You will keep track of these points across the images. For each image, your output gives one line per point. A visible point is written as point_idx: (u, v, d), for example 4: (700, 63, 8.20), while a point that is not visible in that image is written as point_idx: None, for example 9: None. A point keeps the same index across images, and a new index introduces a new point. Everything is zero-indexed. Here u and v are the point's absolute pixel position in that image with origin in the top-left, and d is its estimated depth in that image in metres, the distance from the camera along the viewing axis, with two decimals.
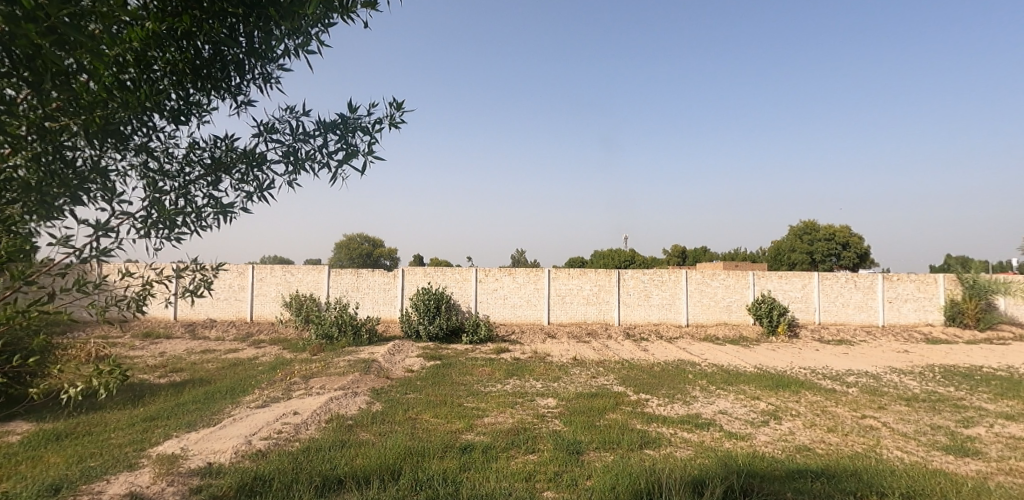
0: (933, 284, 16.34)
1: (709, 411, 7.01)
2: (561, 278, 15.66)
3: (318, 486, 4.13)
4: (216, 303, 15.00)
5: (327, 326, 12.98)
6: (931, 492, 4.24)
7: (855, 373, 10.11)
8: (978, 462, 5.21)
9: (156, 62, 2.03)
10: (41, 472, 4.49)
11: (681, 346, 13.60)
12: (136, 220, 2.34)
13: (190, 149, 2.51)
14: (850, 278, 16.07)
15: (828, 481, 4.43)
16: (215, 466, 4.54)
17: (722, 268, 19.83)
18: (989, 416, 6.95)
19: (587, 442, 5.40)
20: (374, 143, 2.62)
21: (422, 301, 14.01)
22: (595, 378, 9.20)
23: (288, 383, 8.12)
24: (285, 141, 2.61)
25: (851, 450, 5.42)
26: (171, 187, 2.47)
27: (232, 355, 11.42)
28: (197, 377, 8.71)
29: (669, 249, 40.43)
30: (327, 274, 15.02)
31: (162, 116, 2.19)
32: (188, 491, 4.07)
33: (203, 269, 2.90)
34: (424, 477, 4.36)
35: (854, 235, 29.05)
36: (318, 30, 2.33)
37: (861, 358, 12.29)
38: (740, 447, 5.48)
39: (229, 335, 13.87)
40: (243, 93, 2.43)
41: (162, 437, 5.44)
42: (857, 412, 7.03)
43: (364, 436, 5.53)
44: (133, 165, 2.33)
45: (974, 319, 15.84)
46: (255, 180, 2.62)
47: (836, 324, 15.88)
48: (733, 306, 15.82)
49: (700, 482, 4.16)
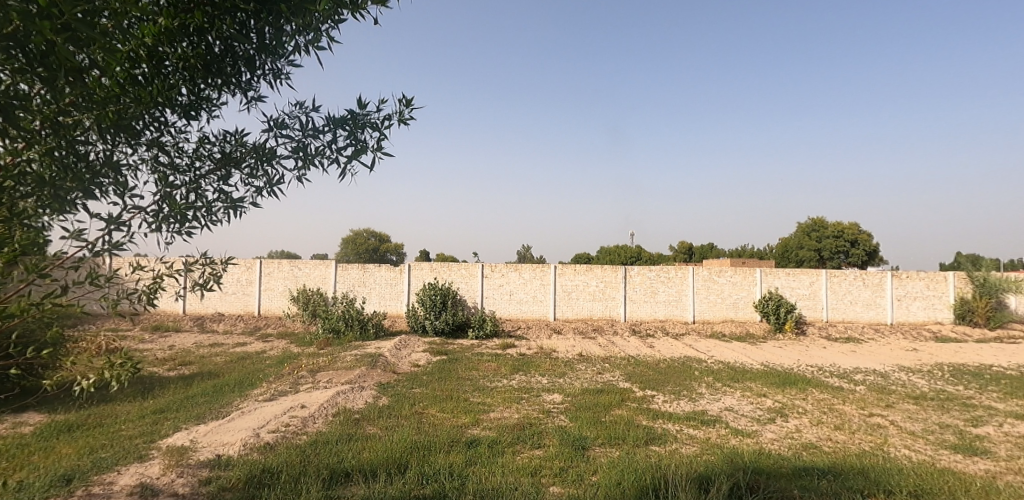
0: (943, 282, 16.19)
1: (715, 408, 6.99)
2: (568, 274, 15.63)
3: (326, 479, 4.16)
4: (224, 297, 15.11)
5: (334, 320, 13.06)
6: (940, 491, 4.22)
7: (863, 371, 10.07)
8: (987, 461, 5.17)
9: (168, 58, 2.02)
10: (55, 462, 4.57)
11: (687, 343, 13.61)
12: (147, 214, 2.36)
13: (200, 144, 2.52)
14: (859, 276, 15.92)
15: (835, 479, 4.42)
16: (224, 458, 4.59)
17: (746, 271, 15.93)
18: (999, 416, 6.89)
19: (593, 438, 5.42)
20: (383, 140, 2.63)
21: (428, 296, 14.08)
22: (600, 374, 9.20)
23: (296, 377, 8.17)
24: (295, 136, 2.61)
25: (858, 448, 5.40)
26: (182, 182, 2.49)
27: (240, 349, 11.49)
28: (206, 370, 8.80)
29: (675, 247, 40.62)
30: (334, 269, 15.09)
31: (174, 111, 2.21)
32: (198, 482, 4.11)
33: (212, 262, 2.90)
34: (431, 471, 4.40)
35: (863, 232, 28.74)
36: (328, 26, 2.34)
37: (868, 355, 12.27)
38: (747, 443, 5.48)
39: (237, 329, 14.01)
40: (253, 89, 2.43)
41: (172, 430, 5.49)
42: (865, 411, 6.98)
43: (371, 430, 5.57)
44: (144, 159, 2.34)
45: (984, 317, 15.71)
46: (265, 175, 2.62)
47: (844, 323, 15.79)
48: (739, 304, 15.78)
49: (706, 479, 4.17)
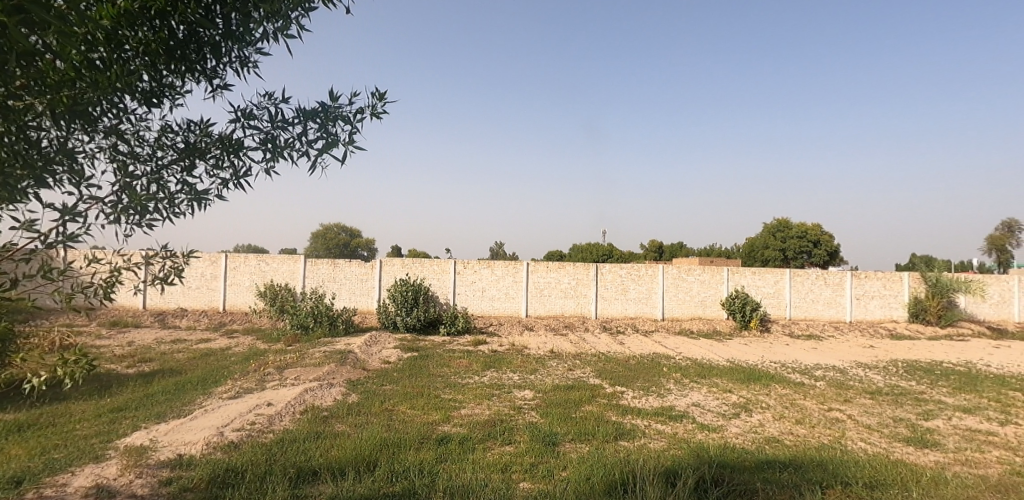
0: (899, 282, 16.87)
1: (683, 404, 7.13)
2: (540, 271, 15.71)
3: (292, 478, 4.08)
4: (187, 292, 14.66)
5: (303, 316, 12.79)
6: (893, 482, 4.40)
7: (824, 367, 10.42)
8: (936, 453, 5.42)
9: (128, 42, 1.94)
10: (4, 464, 4.36)
11: (657, 340, 13.83)
12: (105, 205, 2.26)
13: (163, 133, 2.43)
14: (821, 275, 16.44)
15: (796, 471, 4.56)
16: (186, 457, 4.47)
17: (713, 270, 16.26)
18: (948, 409, 7.23)
19: (564, 434, 5.46)
20: (355, 133, 2.57)
21: (400, 292, 13.96)
22: (572, 371, 9.27)
23: (262, 374, 7.99)
24: (263, 127, 2.54)
25: (817, 442, 5.58)
26: (143, 172, 2.39)
27: (204, 345, 11.16)
28: (167, 367, 8.52)
29: (646, 245, 41.30)
30: (303, 263, 14.80)
31: (134, 97, 2.12)
32: (158, 483, 3.99)
33: (173, 256, 2.79)
34: (400, 469, 4.35)
35: (826, 233, 29.74)
36: (298, 14, 2.29)
37: (829, 352, 12.70)
38: (713, 438, 5.60)
39: (201, 325, 13.63)
40: (219, 76, 2.36)
41: (131, 429, 5.32)
42: (824, 405, 7.23)
43: (340, 427, 5.49)
44: (102, 147, 2.25)
45: (936, 315, 16.45)
46: (231, 167, 2.54)
47: (806, 320, 16.30)
48: (708, 301, 16.12)
49: (673, 473, 4.26)
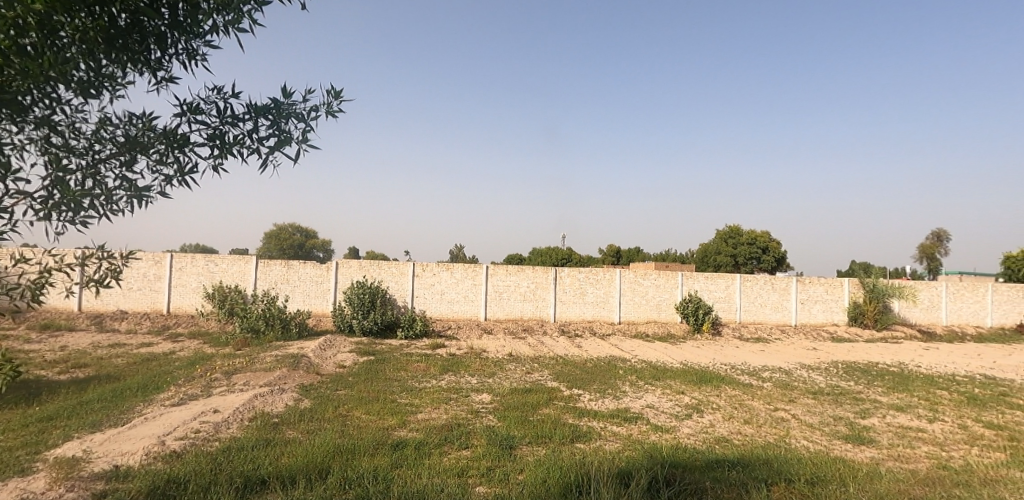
0: (840, 287, 17.76)
1: (638, 406, 7.27)
2: (499, 274, 15.71)
3: (239, 488, 3.93)
4: (128, 293, 13.91)
5: (254, 319, 12.36)
6: (832, 477, 4.63)
7: (771, 369, 10.84)
8: (872, 449, 5.72)
9: (63, 29, 1.82)
10: None
11: (613, 343, 14.08)
12: (34, 200, 2.11)
13: (101, 125, 2.30)
14: (768, 280, 17.13)
15: (743, 469, 4.73)
16: (123, 469, 4.23)
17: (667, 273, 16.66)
18: (883, 408, 7.65)
19: (520, 437, 5.47)
20: (308, 131, 2.51)
21: (356, 295, 13.68)
22: (529, 374, 9.31)
23: (208, 379, 7.66)
24: (211, 122, 2.44)
25: (764, 440, 5.80)
26: (78, 166, 2.26)
27: (145, 350, 10.61)
28: (104, 373, 8.04)
29: (604, 249, 41.99)
30: (255, 264, 14.30)
31: (69, 87, 2.00)
32: (91, 496, 3.75)
33: (110, 256, 2.64)
34: (354, 475, 4.26)
35: (773, 241, 31.02)
36: (251, 8, 2.21)
37: (776, 354, 13.23)
38: (665, 439, 5.73)
39: (143, 328, 12.96)
40: (164, 68, 2.25)
41: (62, 439, 5.00)
42: (771, 405, 7.53)
43: (291, 434, 5.33)
44: (32, 139, 2.11)
45: (873, 319, 17.40)
46: (176, 162, 2.43)
47: (755, 323, 16.94)
48: (663, 305, 16.52)
49: (627, 474, 4.33)
